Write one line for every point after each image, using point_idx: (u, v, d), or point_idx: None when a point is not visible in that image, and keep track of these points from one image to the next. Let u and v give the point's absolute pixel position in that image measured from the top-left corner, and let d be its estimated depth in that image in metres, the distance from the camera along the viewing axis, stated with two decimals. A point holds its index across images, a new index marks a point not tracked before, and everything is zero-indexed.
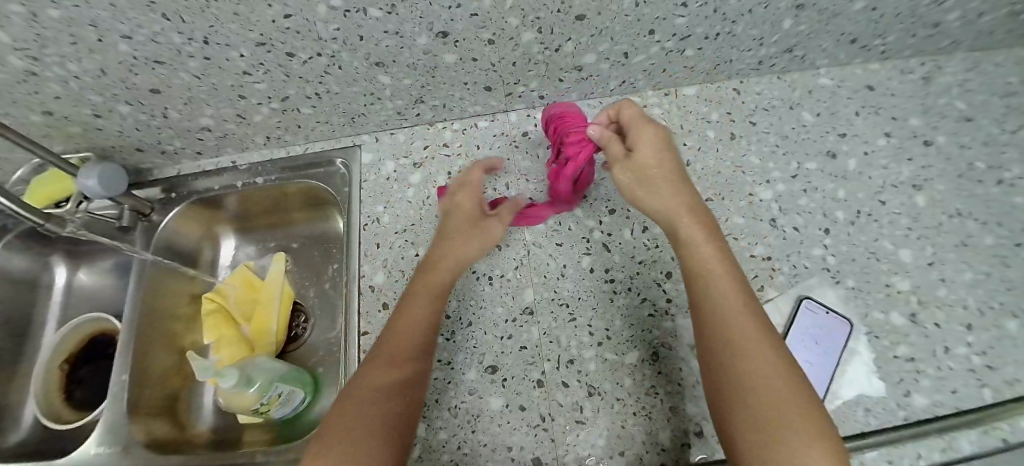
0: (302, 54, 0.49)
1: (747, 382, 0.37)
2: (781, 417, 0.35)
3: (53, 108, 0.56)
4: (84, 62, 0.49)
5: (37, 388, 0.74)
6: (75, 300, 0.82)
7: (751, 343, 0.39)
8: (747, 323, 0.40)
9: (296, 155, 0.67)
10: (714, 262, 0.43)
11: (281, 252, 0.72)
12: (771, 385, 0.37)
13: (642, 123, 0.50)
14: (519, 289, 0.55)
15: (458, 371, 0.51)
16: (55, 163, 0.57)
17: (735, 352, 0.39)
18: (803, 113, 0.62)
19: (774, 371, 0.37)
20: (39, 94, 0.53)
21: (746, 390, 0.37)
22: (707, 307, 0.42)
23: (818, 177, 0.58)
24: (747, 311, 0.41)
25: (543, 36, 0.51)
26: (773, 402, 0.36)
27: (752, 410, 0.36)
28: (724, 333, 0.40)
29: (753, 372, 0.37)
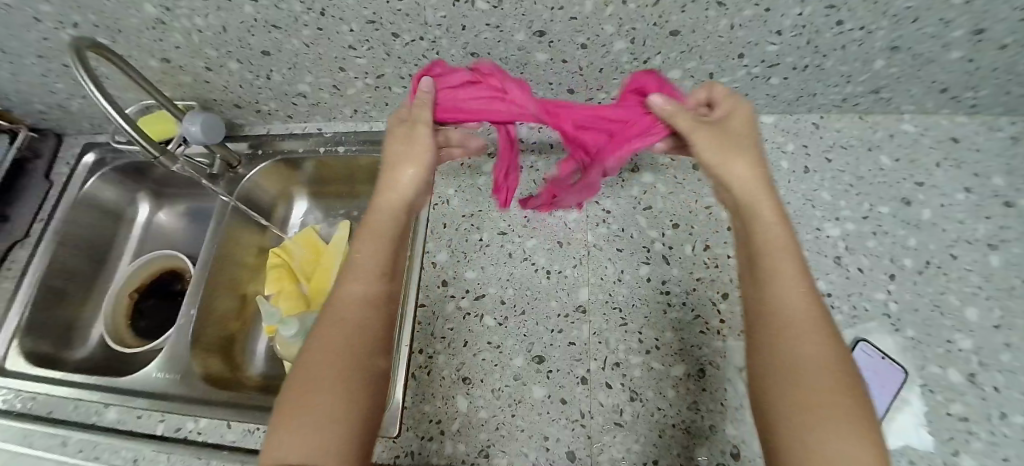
0: (406, 36, 0.52)
1: (795, 382, 0.33)
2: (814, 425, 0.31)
3: (171, 57, 0.61)
4: (210, 18, 0.53)
5: (107, 310, 0.80)
6: (151, 235, 0.88)
7: (799, 344, 0.34)
8: (805, 320, 0.35)
9: (376, 130, 0.71)
10: (779, 246, 0.39)
11: (346, 220, 0.76)
12: (819, 391, 0.32)
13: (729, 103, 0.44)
14: (575, 286, 0.56)
15: (506, 356, 0.54)
16: (161, 101, 0.62)
17: (789, 348, 0.35)
18: (881, 156, 0.62)
19: (821, 373, 0.33)
20: (162, 42, 0.58)
21: (791, 390, 0.33)
22: (764, 299, 0.38)
23: (890, 222, 0.57)
24: (809, 308, 0.36)
25: (635, 46, 0.52)
26: (818, 409, 0.32)
27: (797, 415, 0.32)
28: (776, 327, 0.36)
29: (805, 376, 0.33)
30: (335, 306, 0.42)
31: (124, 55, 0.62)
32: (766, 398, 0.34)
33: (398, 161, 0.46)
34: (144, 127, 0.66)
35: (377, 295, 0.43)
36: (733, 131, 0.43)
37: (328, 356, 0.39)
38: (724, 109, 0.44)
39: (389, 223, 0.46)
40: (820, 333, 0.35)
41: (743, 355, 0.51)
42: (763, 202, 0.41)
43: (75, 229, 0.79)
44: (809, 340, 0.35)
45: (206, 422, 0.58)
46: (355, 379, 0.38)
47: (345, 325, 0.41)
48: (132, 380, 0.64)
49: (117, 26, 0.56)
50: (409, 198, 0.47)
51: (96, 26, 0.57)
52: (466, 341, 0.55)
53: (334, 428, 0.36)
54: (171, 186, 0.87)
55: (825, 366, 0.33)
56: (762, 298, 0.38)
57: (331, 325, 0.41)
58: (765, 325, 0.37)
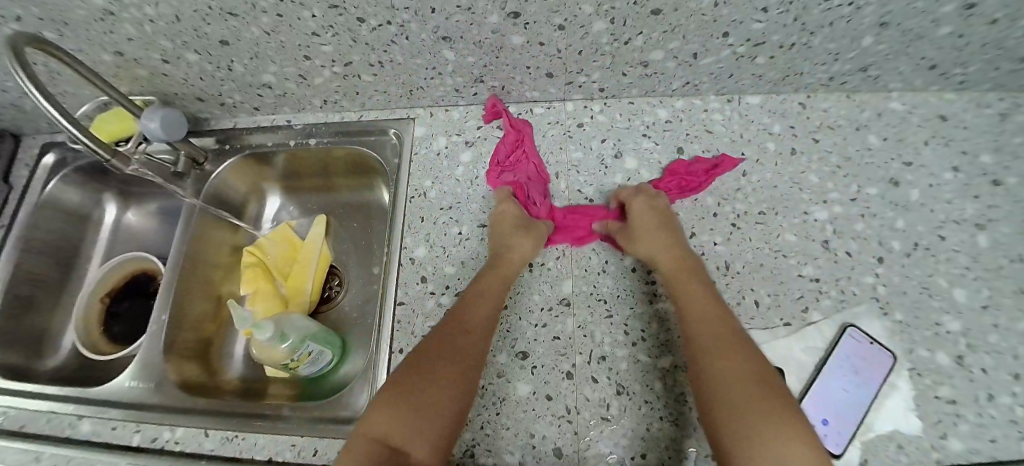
0: (372, 21, 0.49)
1: (727, 391, 0.40)
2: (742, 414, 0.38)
3: (125, 50, 0.57)
4: (161, 7, 0.49)
5: (79, 317, 0.76)
6: (120, 237, 0.85)
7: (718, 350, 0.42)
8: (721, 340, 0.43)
9: (349, 120, 0.68)
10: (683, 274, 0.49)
11: (323, 215, 0.74)
12: (749, 395, 0.39)
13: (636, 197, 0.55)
14: (558, 279, 0.54)
15: (489, 353, 0.52)
16: (116, 99, 0.58)
17: (719, 366, 0.41)
18: (869, 135, 0.60)
19: (744, 376, 0.40)
20: (113, 34, 0.55)
21: (725, 395, 0.39)
22: (687, 325, 0.45)
23: (878, 204, 0.56)
24: (724, 328, 0.44)
25: (615, 27, 0.50)
26: (750, 409, 0.38)
27: (738, 417, 0.38)
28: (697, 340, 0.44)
29: (730, 382, 0.40)
30: (450, 324, 0.48)
31: (75, 50, 0.58)
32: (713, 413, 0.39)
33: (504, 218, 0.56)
34: (106, 135, 0.64)
35: (487, 327, 0.48)
36: (638, 222, 0.53)
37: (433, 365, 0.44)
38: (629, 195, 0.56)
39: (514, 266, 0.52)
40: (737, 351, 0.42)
41: None
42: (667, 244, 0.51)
43: (39, 233, 0.75)
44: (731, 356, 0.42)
45: (183, 431, 0.55)
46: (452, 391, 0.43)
47: (442, 347, 0.45)
48: (105, 390, 0.61)
49: (62, 18, 0.52)
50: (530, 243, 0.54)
51: (40, 19, 0.53)
52: None
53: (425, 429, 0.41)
54: (140, 185, 0.83)
55: (743, 374, 0.40)
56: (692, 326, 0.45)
57: (445, 337, 0.46)
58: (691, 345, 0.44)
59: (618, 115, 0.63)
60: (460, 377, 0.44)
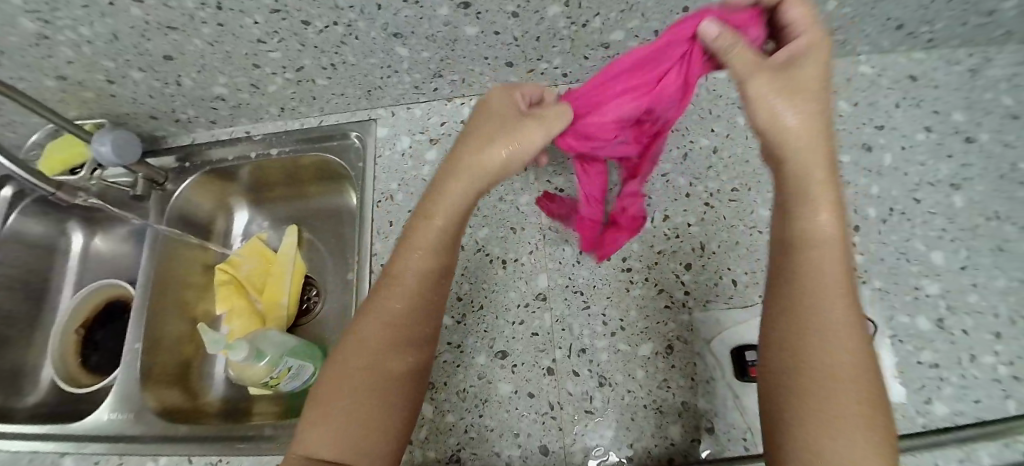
0: (317, 22, 0.47)
1: (810, 385, 0.30)
2: (828, 417, 0.28)
3: (67, 74, 0.55)
4: (96, 26, 0.47)
5: (55, 348, 0.74)
6: (91, 265, 0.81)
7: (828, 335, 0.31)
8: (829, 318, 0.31)
9: (310, 126, 0.66)
10: (825, 224, 0.33)
11: (295, 225, 0.72)
12: (845, 406, 0.28)
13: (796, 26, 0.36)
14: (533, 273, 0.53)
15: (468, 355, 0.50)
16: (64, 127, 0.56)
17: (817, 351, 0.30)
18: (839, 102, 0.59)
19: (842, 377, 0.29)
20: (51, 58, 0.52)
21: (812, 394, 0.29)
22: (803, 289, 0.32)
23: (851, 172, 0.55)
24: (848, 308, 0.32)
25: (569, 10, 0.48)
26: (836, 420, 0.28)
27: (814, 423, 0.29)
28: (810, 313, 0.32)
29: (827, 380, 0.30)
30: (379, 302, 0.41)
31: (14, 78, 0.55)
32: (784, 401, 0.30)
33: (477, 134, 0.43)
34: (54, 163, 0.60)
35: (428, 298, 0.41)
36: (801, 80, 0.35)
37: (355, 353, 0.39)
38: (793, 52, 0.35)
39: (456, 214, 0.42)
40: (847, 343, 0.30)
41: (711, 326, 0.48)
42: (811, 159, 0.34)
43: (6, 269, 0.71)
44: (837, 346, 0.30)
45: (168, 460, 0.53)
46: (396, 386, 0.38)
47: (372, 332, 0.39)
48: (85, 425, 0.58)
49: None
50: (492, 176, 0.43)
51: None
52: None
53: (366, 435, 0.36)
54: None
55: (856, 377, 0.29)
56: (795, 287, 0.33)
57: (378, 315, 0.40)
58: (798, 316, 0.32)
59: None
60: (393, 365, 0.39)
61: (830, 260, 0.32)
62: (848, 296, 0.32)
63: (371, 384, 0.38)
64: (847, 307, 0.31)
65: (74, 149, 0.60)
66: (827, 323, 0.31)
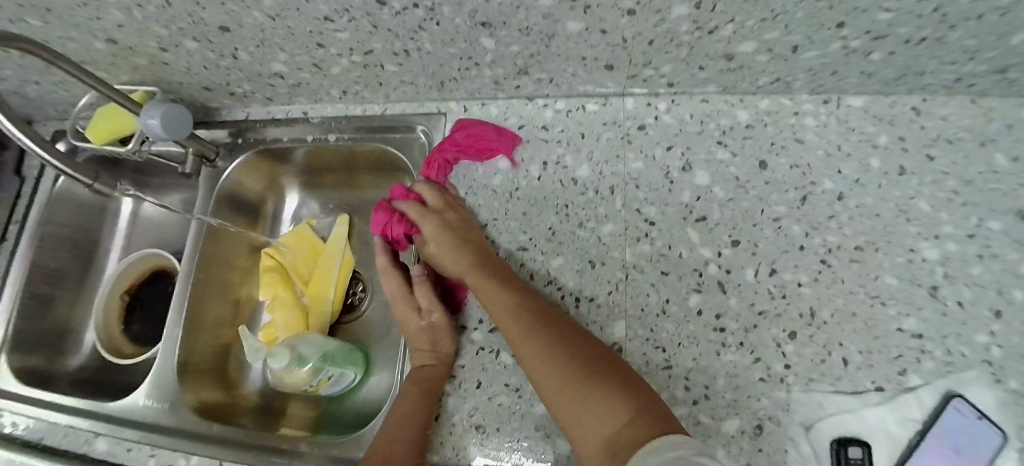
0: (395, 4, 0.39)
1: (553, 378, 0.36)
2: (575, 397, 0.35)
3: (117, 37, 0.49)
4: None
5: (98, 314, 0.72)
6: (139, 230, 0.78)
7: (534, 347, 0.39)
8: (537, 337, 0.39)
9: (372, 114, 0.59)
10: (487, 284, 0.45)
11: (345, 214, 0.67)
12: (581, 378, 0.35)
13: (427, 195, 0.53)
14: (609, 319, 0.47)
15: (526, 402, 0.46)
16: (115, 99, 0.50)
17: (537, 363, 0.38)
18: (999, 154, 0.48)
19: (568, 360, 0.37)
20: (101, 21, 0.46)
21: (552, 383, 0.36)
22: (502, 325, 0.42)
23: (1003, 243, 0.46)
24: (526, 317, 0.41)
25: (699, 13, 0.38)
26: (589, 399, 0.34)
27: (585, 409, 0.34)
28: (518, 339, 0.40)
29: (564, 367, 0.37)
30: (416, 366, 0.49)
31: (64, 37, 0.50)
32: (555, 397, 0.36)
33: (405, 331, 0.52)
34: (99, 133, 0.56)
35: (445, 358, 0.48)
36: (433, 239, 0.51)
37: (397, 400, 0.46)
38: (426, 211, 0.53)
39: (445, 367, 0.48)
40: (564, 351, 0.38)
41: (810, 409, 0.42)
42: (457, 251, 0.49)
43: (60, 230, 0.70)
44: (537, 350, 0.39)
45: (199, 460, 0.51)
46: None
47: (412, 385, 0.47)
48: (122, 407, 0.57)
49: (43, 2, 0.44)
50: (438, 350, 0.48)
51: (20, 5, 0.45)
52: (479, 381, 0.48)
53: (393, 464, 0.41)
54: (155, 175, 0.73)
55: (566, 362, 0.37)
56: (512, 332, 0.41)
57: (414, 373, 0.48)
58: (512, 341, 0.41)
59: (687, 115, 0.53)
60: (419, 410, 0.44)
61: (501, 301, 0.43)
62: (523, 310, 0.42)
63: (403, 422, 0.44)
64: (526, 321, 0.41)
65: (118, 122, 0.56)
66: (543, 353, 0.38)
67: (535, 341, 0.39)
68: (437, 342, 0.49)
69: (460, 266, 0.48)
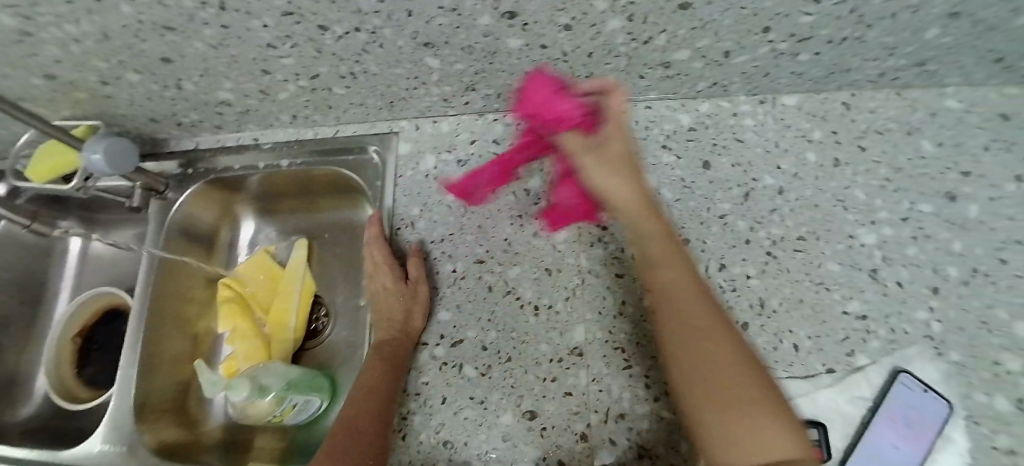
0: (336, 28, 0.40)
1: (708, 376, 0.33)
2: (745, 408, 0.31)
3: (56, 74, 0.48)
4: (83, 24, 0.40)
5: (49, 361, 0.69)
6: (90, 269, 0.76)
7: (706, 335, 0.35)
8: (704, 325, 0.35)
9: (325, 136, 0.60)
10: (664, 252, 0.41)
11: (305, 238, 0.66)
12: (751, 391, 0.32)
13: (619, 115, 0.45)
14: (568, 324, 0.48)
15: (491, 413, 0.46)
16: (57, 137, 0.50)
17: (696, 349, 0.34)
18: (922, 141, 0.51)
19: (741, 369, 0.33)
20: (37, 57, 0.45)
21: (706, 375, 0.33)
22: (660, 294, 0.39)
23: (932, 224, 0.48)
24: (703, 305, 0.37)
25: (632, 24, 0.40)
26: (753, 420, 0.30)
27: (745, 430, 0.30)
28: (682, 315, 0.36)
29: (728, 371, 0.33)
30: (380, 335, 0.50)
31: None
32: (707, 400, 0.32)
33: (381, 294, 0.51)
34: (38, 171, 0.54)
35: (411, 329, 0.48)
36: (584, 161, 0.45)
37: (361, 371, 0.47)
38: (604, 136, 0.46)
39: (410, 338, 0.49)
40: (735, 353, 0.34)
41: None
42: (633, 195, 0.43)
43: (5, 274, 0.67)
44: (710, 342, 0.34)
45: None
46: (370, 436, 0.42)
47: (376, 356, 0.48)
48: (75, 455, 0.55)
49: None
50: (402, 323, 0.48)
51: None
52: (444, 397, 0.47)
53: (359, 429, 0.42)
54: (105, 211, 0.72)
55: (737, 368, 0.33)
56: (672, 318, 0.37)
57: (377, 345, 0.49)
58: (666, 317, 0.37)
59: (632, 122, 0.55)
60: (381, 384, 0.46)
61: (672, 272, 0.39)
62: (699, 295, 0.38)
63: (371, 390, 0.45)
64: (699, 304, 0.37)
65: (62, 159, 0.54)
66: (707, 341, 0.34)
67: (700, 332, 0.35)
68: (410, 314, 0.48)
69: (635, 200, 0.43)
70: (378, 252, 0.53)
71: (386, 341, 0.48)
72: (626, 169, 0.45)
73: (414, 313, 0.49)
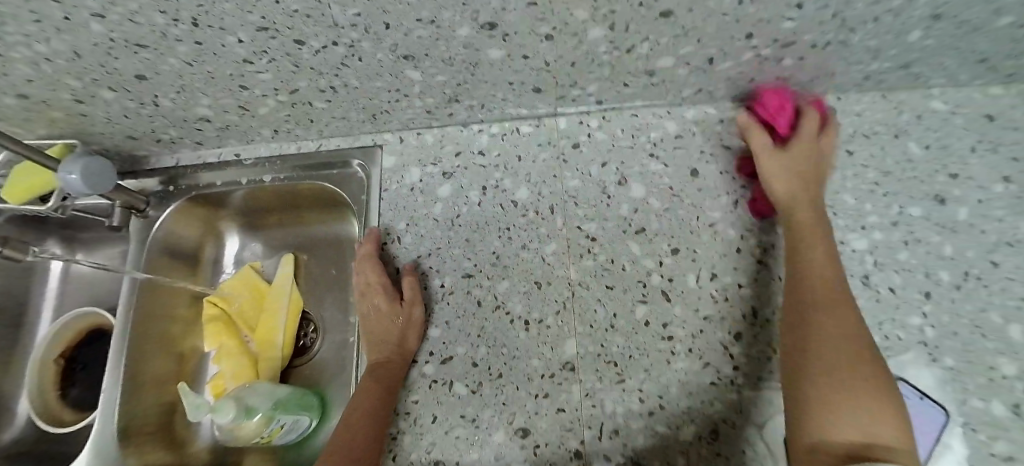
0: (313, 42, 0.39)
1: (821, 350, 0.33)
2: (850, 383, 0.31)
3: (28, 93, 0.47)
4: (53, 43, 0.39)
5: (32, 384, 0.67)
6: (72, 289, 0.74)
7: (835, 319, 0.35)
8: (847, 324, 0.34)
9: (308, 151, 0.59)
10: (811, 237, 0.41)
11: (291, 253, 0.65)
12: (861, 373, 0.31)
13: (829, 132, 0.48)
14: (559, 338, 0.47)
15: (483, 432, 0.44)
16: (29, 157, 0.46)
17: (819, 326, 0.34)
18: (909, 144, 0.51)
19: (863, 357, 0.32)
20: (7, 77, 0.44)
21: (822, 349, 0.33)
22: (796, 273, 0.39)
23: (923, 227, 0.48)
24: (838, 293, 0.36)
25: (614, 33, 0.39)
26: (858, 398, 0.30)
27: (840, 400, 0.30)
28: (811, 296, 0.37)
29: (848, 353, 0.32)
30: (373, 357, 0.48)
31: None
32: (814, 369, 0.32)
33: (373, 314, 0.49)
34: (14, 192, 0.52)
35: (405, 350, 0.47)
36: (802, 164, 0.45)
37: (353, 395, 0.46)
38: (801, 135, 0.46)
39: (402, 360, 0.47)
40: (868, 357, 0.32)
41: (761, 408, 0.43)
42: (783, 179, 0.44)
43: None
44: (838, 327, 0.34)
45: None
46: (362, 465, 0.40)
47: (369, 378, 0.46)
48: None
49: None
50: (395, 343, 0.47)
51: None
52: (435, 416, 0.46)
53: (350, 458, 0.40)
54: (89, 229, 0.70)
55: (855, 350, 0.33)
56: (810, 295, 0.37)
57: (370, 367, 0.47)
58: (799, 293, 0.38)
59: (619, 131, 0.54)
60: (373, 409, 0.44)
61: (814, 258, 0.39)
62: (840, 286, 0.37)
63: (362, 415, 0.43)
64: (839, 293, 0.36)
65: (40, 177, 0.52)
66: (849, 338, 0.33)
67: (829, 315, 0.35)
68: (404, 336, 0.47)
69: (801, 198, 0.43)
70: (370, 270, 0.50)
71: (379, 362, 0.47)
72: (808, 173, 0.44)
73: (406, 333, 0.47)
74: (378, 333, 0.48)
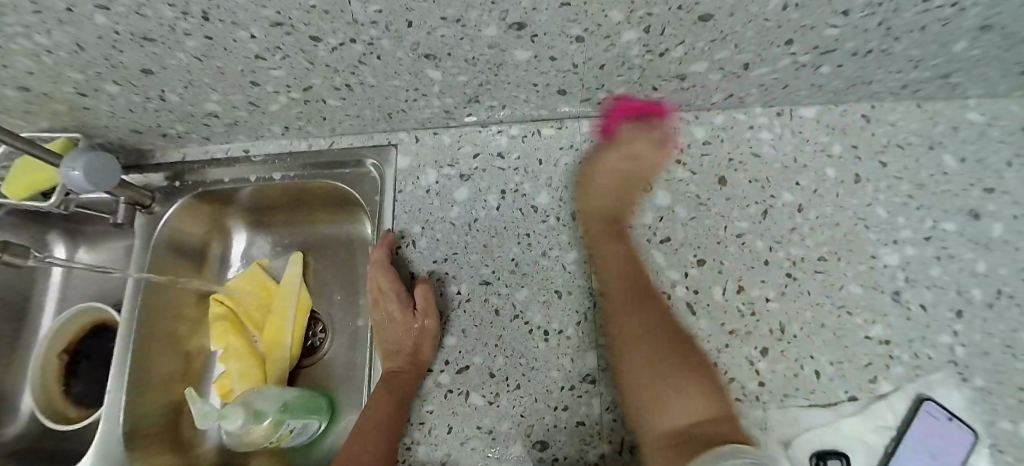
0: (330, 39, 0.37)
1: (647, 348, 0.40)
2: (671, 375, 0.38)
3: (30, 86, 0.45)
4: (55, 35, 0.36)
5: (36, 382, 0.66)
6: (75, 283, 0.72)
7: (638, 317, 0.42)
8: (648, 314, 0.42)
9: (320, 149, 0.57)
10: (603, 238, 0.47)
11: (300, 252, 0.63)
12: (677, 359, 0.39)
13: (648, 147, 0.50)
14: (580, 350, 0.45)
15: (500, 445, 0.43)
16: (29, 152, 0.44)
17: (637, 326, 0.41)
18: (944, 156, 0.49)
19: (676, 344, 0.40)
20: (7, 69, 0.42)
21: (647, 347, 0.40)
22: (602, 280, 0.45)
23: (956, 243, 0.46)
24: (630, 288, 0.44)
25: (648, 36, 0.37)
26: (676, 388, 0.37)
27: (668, 393, 0.37)
28: (613, 302, 0.44)
29: (663, 348, 0.40)
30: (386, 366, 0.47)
31: None
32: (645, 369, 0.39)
33: (387, 321, 0.48)
34: (13, 188, 0.51)
35: (421, 360, 0.46)
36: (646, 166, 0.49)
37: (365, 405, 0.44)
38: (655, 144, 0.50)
39: (418, 370, 0.46)
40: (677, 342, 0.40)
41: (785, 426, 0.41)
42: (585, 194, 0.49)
43: None
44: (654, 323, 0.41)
45: None
46: None
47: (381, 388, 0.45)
48: None
49: None
50: (410, 352, 0.46)
51: None
52: (450, 427, 0.45)
53: None
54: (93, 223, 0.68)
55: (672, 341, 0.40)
56: (620, 295, 0.44)
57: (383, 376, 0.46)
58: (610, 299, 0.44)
59: None
60: (387, 421, 0.43)
61: (608, 260, 0.45)
62: (625, 278, 0.44)
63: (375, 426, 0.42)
64: (618, 287, 0.44)
65: (40, 173, 0.51)
66: (659, 328, 0.41)
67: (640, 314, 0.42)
68: (419, 346, 0.46)
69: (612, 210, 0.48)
70: (382, 276, 0.49)
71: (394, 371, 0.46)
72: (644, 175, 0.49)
73: (422, 343, 0.46)
74: (393, 342, 0.47)
